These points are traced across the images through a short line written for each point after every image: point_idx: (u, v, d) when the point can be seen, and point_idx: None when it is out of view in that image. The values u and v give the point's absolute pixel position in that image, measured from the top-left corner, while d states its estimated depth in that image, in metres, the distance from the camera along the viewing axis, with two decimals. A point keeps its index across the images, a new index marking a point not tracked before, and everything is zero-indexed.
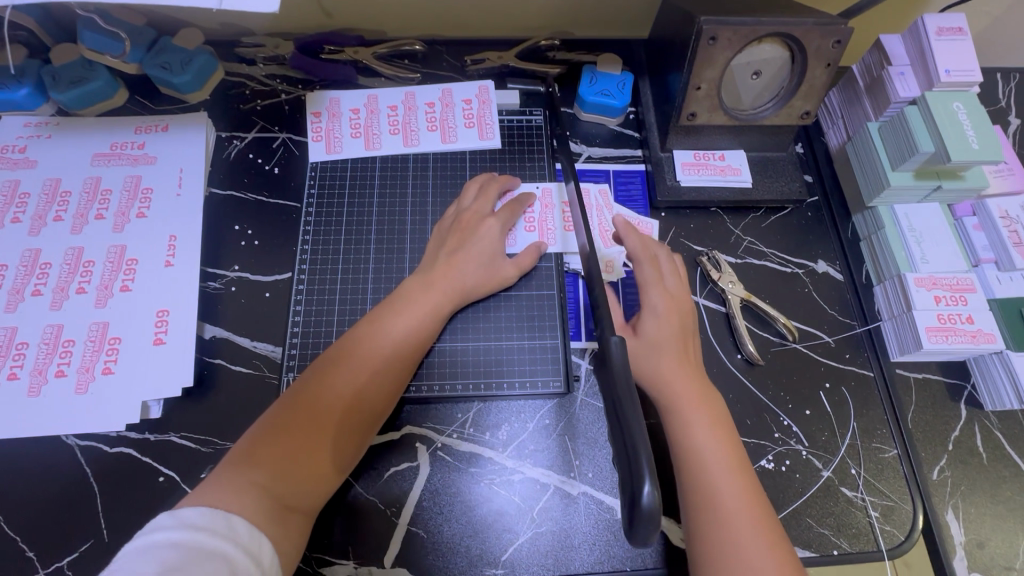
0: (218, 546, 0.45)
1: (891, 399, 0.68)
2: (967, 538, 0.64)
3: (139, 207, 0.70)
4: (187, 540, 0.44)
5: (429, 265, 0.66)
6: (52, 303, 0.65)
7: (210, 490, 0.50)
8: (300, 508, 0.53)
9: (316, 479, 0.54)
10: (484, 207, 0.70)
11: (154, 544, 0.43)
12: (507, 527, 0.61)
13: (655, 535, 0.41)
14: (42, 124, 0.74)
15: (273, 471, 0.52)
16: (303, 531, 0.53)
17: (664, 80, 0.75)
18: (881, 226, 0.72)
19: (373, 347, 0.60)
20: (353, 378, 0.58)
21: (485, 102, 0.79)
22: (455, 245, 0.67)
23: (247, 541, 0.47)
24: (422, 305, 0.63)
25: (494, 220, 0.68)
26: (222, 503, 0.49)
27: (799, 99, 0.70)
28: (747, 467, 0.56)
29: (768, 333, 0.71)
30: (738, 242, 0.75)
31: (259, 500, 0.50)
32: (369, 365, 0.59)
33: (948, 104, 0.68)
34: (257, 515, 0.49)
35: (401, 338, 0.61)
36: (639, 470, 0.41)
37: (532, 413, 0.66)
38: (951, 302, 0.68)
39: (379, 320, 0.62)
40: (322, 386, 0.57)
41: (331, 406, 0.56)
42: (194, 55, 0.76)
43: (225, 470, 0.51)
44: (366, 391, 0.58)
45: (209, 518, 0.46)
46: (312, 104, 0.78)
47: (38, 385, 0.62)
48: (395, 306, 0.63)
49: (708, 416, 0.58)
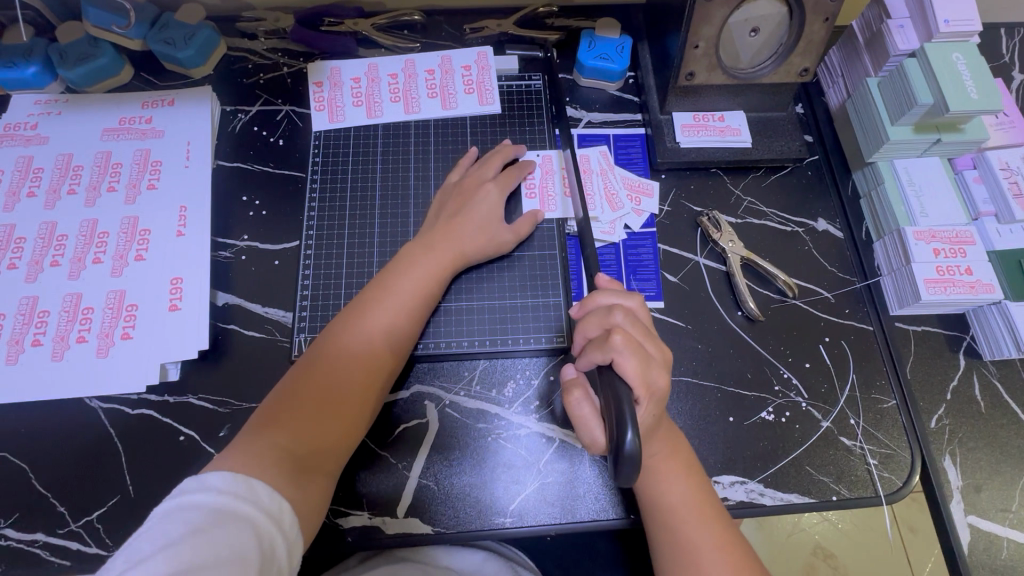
0: (239, 509, 0.47)
1: (891, 352, 0.69)
2: (964, 483, 0.65)
3: (149, 179, 0.72)
4: (211, 502, 0.46)
5: (428, 230, 0.68)
6: (70, 273, 0.67)
7: (232, 453, 0.52)
8: (323, 468, 0.55)
9: (334, 436, 0.56)
10: (485, 172, 0.71)
11: (178, 507, 0.46)
12: (515, 479, 0.63)
13: (635, 475, 0.46)
14: (52, 101, 0.75)
15: (292, 433, 0.55)
16: (325, 491, 0.56)
17: (663, 41, 0.75)
18: (881, 181, 0.73)
19: (377, 309, 0.61)
20: (359, 340, 0.60)
21: (484, 68, 0.80)
22: (454, 210, 0.68)
23: (269, 503, 0.49)
24: (423, 267, 0.64)
25: (493, 184, 0.70)
26: (243, 466, 0.51)
27: (798, 55, 0.70)
28: (696, 470, 0.59)
29: (768, 291, 0.72)
30: (738, 202, 0.76)
31: (281, 462, 0.52)
32: (376, 327, 0.61)
33: (947, 55, 0.68)
34: (279, 478, 0.51)
35: (407, 298, 0.63)
36: (624, 419, 0.47)
37: (537, 370, 0.68)
38: (949, 254, 0.69)
39: (382, 283, 0.64)
40: (333, 349, 0.59)
41: (342, 368, 0.58)
42: (196, 30, 0.78)
43: (246, 434, 0.54)
44: (373, 352, 0.60)
45: (231, 482, 0.48)
46: (313, 74, 0.79)
47: (61, 350, 0.64)
48: (396, 269, 0.64)
49: (666, 443, 0.58)
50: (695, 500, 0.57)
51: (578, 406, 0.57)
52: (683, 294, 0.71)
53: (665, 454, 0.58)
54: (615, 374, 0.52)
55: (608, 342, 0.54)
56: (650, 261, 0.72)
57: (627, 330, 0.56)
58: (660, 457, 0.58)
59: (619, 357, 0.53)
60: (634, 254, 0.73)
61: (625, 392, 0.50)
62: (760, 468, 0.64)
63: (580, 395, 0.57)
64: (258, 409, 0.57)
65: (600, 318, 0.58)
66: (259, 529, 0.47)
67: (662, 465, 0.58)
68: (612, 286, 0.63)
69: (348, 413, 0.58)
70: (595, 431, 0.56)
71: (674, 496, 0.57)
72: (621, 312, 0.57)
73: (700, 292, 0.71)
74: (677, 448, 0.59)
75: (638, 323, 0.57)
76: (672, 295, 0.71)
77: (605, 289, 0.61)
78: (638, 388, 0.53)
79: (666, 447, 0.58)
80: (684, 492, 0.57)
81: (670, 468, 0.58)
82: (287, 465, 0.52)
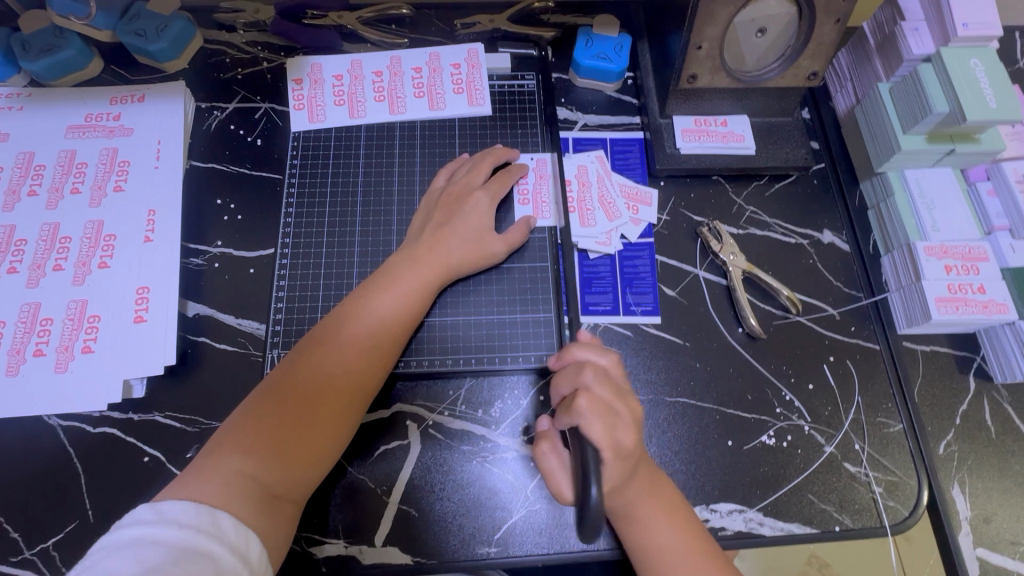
0: (201, 544, 0.43)
1: (898, 372, 0.66)
2: (973, 513, 0.62)
3: (116, 180, 0.68)
4: (167, 538, 0.42)
5: (416, 240, 0.64)
6: (28, 281, 0.63)
7: (195, 481, 0.48)
8: (291, 495, 0.52)
9: (305, 461, 0.53)
10: (474, 179, 0.67)
11: (134, 541, 0.42)
12: (501, 506, 0.59)
13: (603, 527, 0.44)
14: (14, 95, 0.71)
15: (259, 457, 0.51)
16: (295, 518, 0.52)
17: (663, 41, 0.71)
18: (890, 193, 0.69)
19: (358, 324, 0.58)
20: (338, 356, 0.56)
21: (475, 66, 0.75)
22: (442, 219, 0.64)
23: (234, 539, 0.45)
24: (409, 280, 0.61)
25: (482, 193, 0.66)
26: (207, 496, 0.47)
27: (806, 58, 0.66)
28: (682, 507, 0.56)
29: (771, 306, 0.68)
30: (740, 212, 0.72)
31: (246, 492, 0.48)
32: (355, 343, 0.57)
33: (964, 61, 0.64)
34: (246, 509, 0.48)
35: (388, 314, 0.59)
36: (589, 473, 0.45)
37: (525, 389, 0.64)
38: (961, 271, 0.65)
39: (365, 296, 0.60)
40: (311, 365, 0.55)
41: (316, 387, 0.54)
42: (169, 21, 0.73)
43: (209, 458, 0.50)
44: (353, 370, 0.56)
45: (193, 515, 0.44)
46: (294, 71, 0.74)
47: (16, 364, 0.60)
48: (381, 282, 0.60)
49: (644, 486, 0.55)
50: (683, 543, 0.54)
51: (545, 458, 0.57)
52: (681, 310, 0.68)
53: (643, 498, 0.55)
54: (582, 441, 0.48)
55: (573, 405, 0.51)
56: (647, 273, 0.69)
57: (593, 390, 0.53)
58: (639, 501, 0.54)
59: (583, 422, 0.50)
60: (631, 266, 0.69)
61: (592, 451, 0.47)
62: (759, 496, 0.61)
63: (547, 448, 0.57)
64: (224, 426, 0.53)
65: (570, 375, 0.56)
66: (223, 564, 0.43)
67: (642, 510, 0.54)
68: (592, 340, 0.60)
69: (323, 435, 0.54)
70: (563, 486, 0.55)
71: (662, 540, 0.54)
72: (591, 370, 0.55)
73: (699, 308, 0.68)
74: (657, 487, 0.56)
75: (608, 381, 0.55)
76: (671, 311, 0.68)
77: (581, 342, 0.59)
78: (605, 449, 0.49)
79: (646, 489, 0.55)
80: (671, 535, 0.54)
81: (653, 510, 0.54)
82: (253, 494, 0.49)
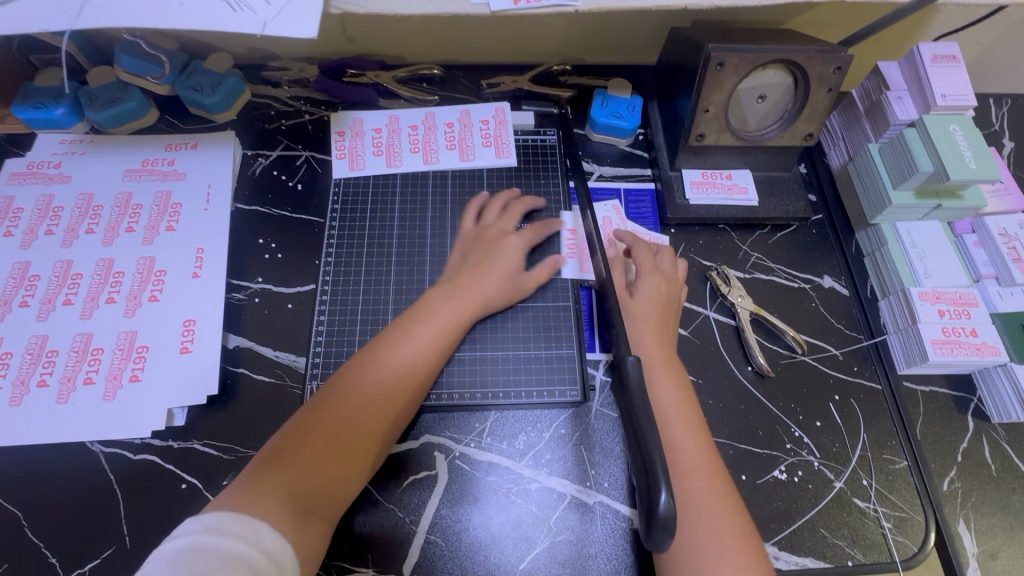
0: (244, 551, 0.44)
1: (900, 411, 0.70)
2: (980, 549, 0.64)
3: (168, 221, 0.73)
4: (210, 545, 0.44)
5: (453, 275, 0.68)
6: (82, 312, 0.67)
7: (236, 494, 0.49)
8: (321, 511, 0.54)
9: (339, 478, 0.55)
10: (507, 224, 0.73)
11: (180, 551, 0.43)
12: (525, 536, 0.61)
13: (670, 542, 0.41)
14: (77, 141, 0.77)
15: (300, 473, 0.53)
16: (322, 537, 0.54)
17: (673, 102, 0.78)
18: (884, 242, 0.75)
19: (399, 351, 0.61)
20: (377, 379, 0.59)
21: (501, 123, 0.82)
22: (478, 260, 0.69)
23: (271, 547, 0.47)
24: (446, 312, 0.64)
25: (516, 237, 0.72)
26: (246, 507, 0.48)
27: (802, 121, 0.73)
28: (727, 483, 0.56)
29: (777, 346, 0.72)
30: (746, 257, 0.78)
31: (285, 505, 0.50)
32: (392, 369, 0.60)
33: (945, 127, 0.71)
34: (283, 519, 0.49)
35: (426, 343, 0.62)
36: (656, 476, 0.42)
37: (548, 422, 0.67)
38: (954, 315, 0.70)
39: (404, 328, 0.63)
40: (359, 385, 0.58)
41: (355, 410, 0.57)
42: (224, 78, 0.80)
43: (253, 472, 0.52)
44: (388, 398, 0.59)
45: (235, 524, 0.46)
46: (336, 123, 0.81)
47: (67, 392, 0.63)
48: (419, 313, 0.64)
49: (693, 437, 0.58)
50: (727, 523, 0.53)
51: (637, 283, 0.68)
52: (694, 348, 0.72)
53: (693, 456, 0.57)
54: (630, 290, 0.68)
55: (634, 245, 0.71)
56: None
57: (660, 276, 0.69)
58: (686, 452, 0.56)
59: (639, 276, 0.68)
60: None
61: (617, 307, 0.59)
62: (773, 530, 0.63)
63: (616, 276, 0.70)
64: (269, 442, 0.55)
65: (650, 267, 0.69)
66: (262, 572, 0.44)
67: (692, 472, 0.55)
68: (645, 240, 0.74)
69: (357, 454, 0.56)
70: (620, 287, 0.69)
71: (708, 514, 0.53)
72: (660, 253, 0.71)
73: (711, 347, 0.72)
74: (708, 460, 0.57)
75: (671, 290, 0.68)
76: (685, 350, 0.72)
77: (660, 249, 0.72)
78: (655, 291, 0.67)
79: (697, 450, 0.57)
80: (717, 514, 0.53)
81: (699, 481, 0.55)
82: (292, 505, 0.51)
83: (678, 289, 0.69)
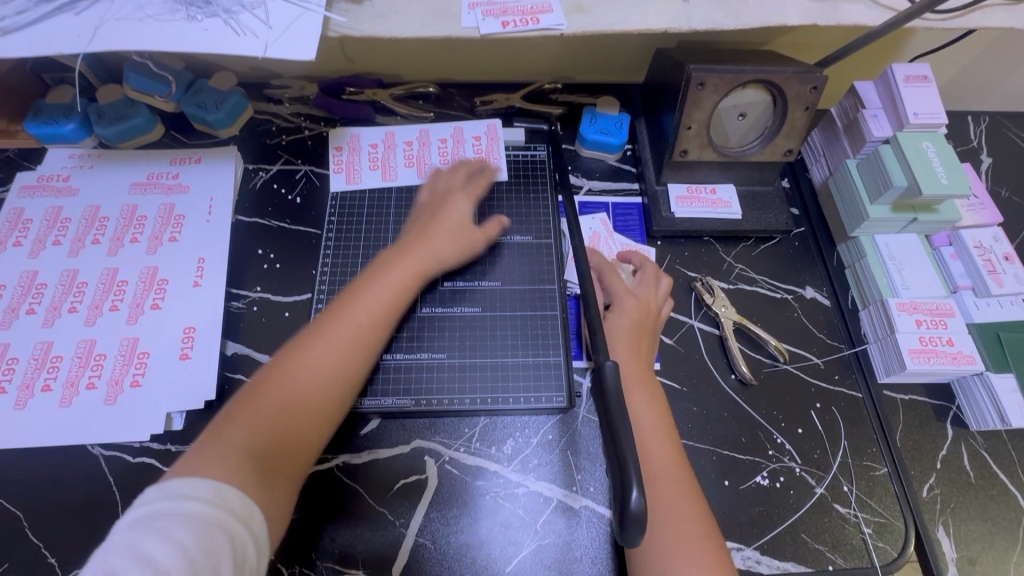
0: (209, 513, 0.44)
1: (880, 419, 0.71)
2: (960, 555, 0.65)
3: (171, 232, 0.76)
4: (176, 510, 0.43)
5: (407, 238, 0.70)
6: (86, 319, 0.69)
7: (192, 460, 0.48)
8: (285, 468, 0.52)
9: (303, 433, 0.54)
10: (455, 183, 0.77)
11: (144, 518, 0.43)
12: (512, 540, 0.63)
13: (642, 537, 0.43)
14: (85, 156, 0.81)
15: (261, 429, 0.51)
16: (289, 496, 0.52)
17: (659, 120, 0.82)
18: (863, 255, 0.77)
19: (354, 305, 0.61)
20: (332, 333, 0.58)
21: (493, 139, 0.85)
22: (430, 217, 0.72)
23: (239, 509, 0.46)
24: (399, 271, 0.65)
25: (464, 196, 0.76)
26: (205, 469, 0.47)
27: (781, 138, 0.76)
28: (699, 493, 0.58)
29: (760, 355, 0.74)
30: (730, 269, 0.80)
31: (244, 461, 0.49)
32: (348, 321, 0.59)
33: (918, 144, 0.73)
34: (244, 478, 0.47)
35: (381, 296, 0.62)
36: (629, 474, 0.44)
37: (536, 428, 0.69)
38: (931, 325, 0.72)
39: (355, 286, 0.63)
40: (314, 340, 0.58)
41: (312, 363, 0.56)
42: (227, 96, 0.83)
43: (209, 437, 0.50)
44: (345, 347, 0.58)
45: (197, 487, 0.45)
46: (334, 139, 0.84)
47: (69, 396, 0.65)
48: (375, 271, 0.65)
49: (667, 451, 0.60)
50: (700, 535, 0.55)
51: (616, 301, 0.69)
52: (679, 357, 0.74)
53: (668, 466, 0.59)
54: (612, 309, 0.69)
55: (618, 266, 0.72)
56: None
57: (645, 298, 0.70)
58: (660, 464, 0.58)
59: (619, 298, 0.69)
60: None
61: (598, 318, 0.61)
62: (755, 535, 0.64)
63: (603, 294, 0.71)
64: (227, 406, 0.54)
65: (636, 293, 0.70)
66: (233, 536, 0.44)
67: (667, 484, 0.57)
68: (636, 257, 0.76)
69: (319, 405, 0.55)
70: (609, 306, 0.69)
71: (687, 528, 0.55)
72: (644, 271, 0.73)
73: (695, 355, 0.74)
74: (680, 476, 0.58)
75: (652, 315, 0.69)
76: (669, 358, 0.74)
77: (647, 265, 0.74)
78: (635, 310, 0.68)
79: (672, 462, 0.59)
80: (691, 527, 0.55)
81: (673, 489, 0.57)
82: (251, 460, 0.49)
83: (656, 321, 0.70)
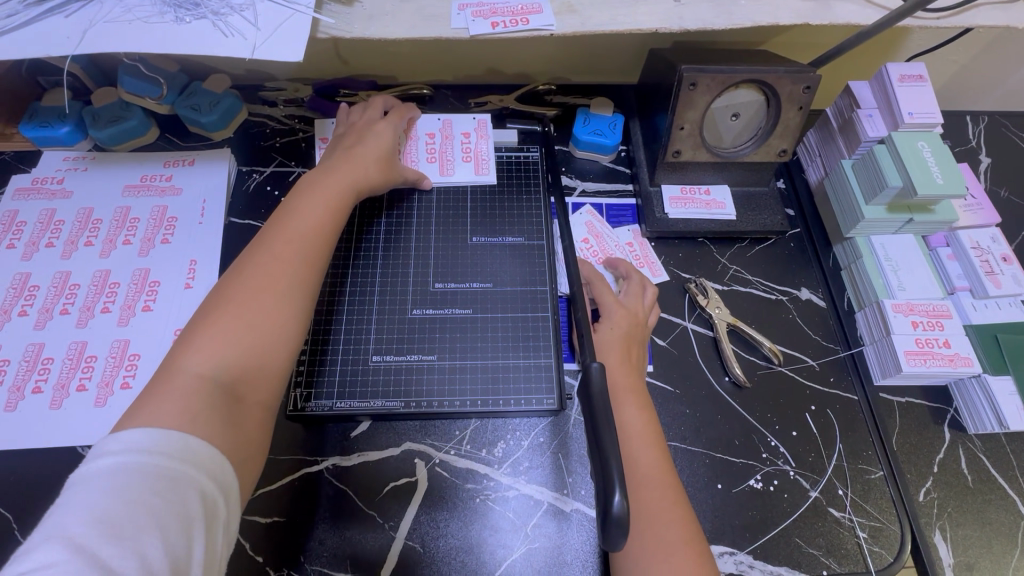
0: (177, 470, 0.42)
1: (877, 422, 0.70)
2: (957, 560, 0.64)
3: (164, 234, 0.76)
4: (139, 466, 0.41)
5: (333, 161, 0.70)
6: (78, 321, 0.70)
7: (145, 408, 0.45)
8: (251, 398, 0.50)
9: (260, 355, 0.52)
10: (373, 115, 0.78)
11: (103, 472, 0.40)
12: (501, 543, 0.62)
13: (625, 541, 0.44)
14: (80, 159, 0.81)
15: (212, 355, 0.49)
16: (259, 425, 0.51)
17: (652, 120, 0.81)
18: (859, 256, 0.77)
19: (286, 228, 0.59)
20: (266, 254, 0.57)
21: (482, 137, 0.85)
22: (351, 144, 0.72)
23: (207, 462, 0.44)
24: (325, 190, 0.64)
25: (385, 124, 0.77)
26: (161, 414, 0.45)
27: (775, 138, 0.76)
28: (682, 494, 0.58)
29: (755, 357, 0.74)
30: (724, 270, 0.80)
31: (199, 392, 0.47)
32: (280, 241, 0.58)
33: (913, 144, 0.73)
34: (208, 416, 0.46)
35: (314, 217, 0.61)
36: (611, 476, 0.44)
37: (527, 430, 0.69)
38: (927, 327, 0.71)
39: (284, 214, 0.61)
40: (250, 266, 0.56)
41: (248, 284, 0.54)
42: (220, 98, 0.83)
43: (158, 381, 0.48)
44: (284, 263, 0.56)
45: (163, 440, 0.43)
46: (319, 132, 0.83)
47: (60, 398, 0.65)
48: (300, 197, 0.63)
49: (653, 454, 0.59)
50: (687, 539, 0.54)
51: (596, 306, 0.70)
52: (672, 359, 0.73)
53: (658, 468, 0.58)
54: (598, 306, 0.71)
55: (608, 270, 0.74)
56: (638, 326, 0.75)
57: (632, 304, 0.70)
58: (648, 465, 0.58)
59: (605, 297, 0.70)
60: None
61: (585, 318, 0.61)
62: (748, 540, 0.63)
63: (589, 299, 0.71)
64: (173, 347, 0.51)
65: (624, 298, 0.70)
66: (206, 495, 0.42)
67: (655, 488, 0.57)
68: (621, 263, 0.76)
69: (270, 322, 0.53)
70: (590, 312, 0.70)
71: (675, 534, 0.54)
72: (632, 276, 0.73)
73: (689, 357, 0.73)
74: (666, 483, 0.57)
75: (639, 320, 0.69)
76: (662, 359, 0.73)
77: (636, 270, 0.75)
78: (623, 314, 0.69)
79: (659, 466, 0.58)
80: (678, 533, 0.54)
81: (660, 493, 0.56)
82: (206, 391, 0.47)
83: (645, 331, 0.69)
